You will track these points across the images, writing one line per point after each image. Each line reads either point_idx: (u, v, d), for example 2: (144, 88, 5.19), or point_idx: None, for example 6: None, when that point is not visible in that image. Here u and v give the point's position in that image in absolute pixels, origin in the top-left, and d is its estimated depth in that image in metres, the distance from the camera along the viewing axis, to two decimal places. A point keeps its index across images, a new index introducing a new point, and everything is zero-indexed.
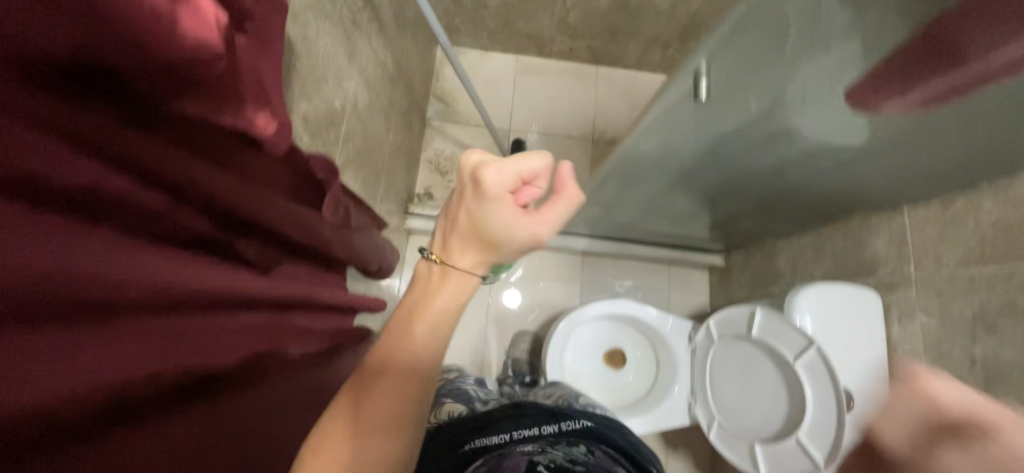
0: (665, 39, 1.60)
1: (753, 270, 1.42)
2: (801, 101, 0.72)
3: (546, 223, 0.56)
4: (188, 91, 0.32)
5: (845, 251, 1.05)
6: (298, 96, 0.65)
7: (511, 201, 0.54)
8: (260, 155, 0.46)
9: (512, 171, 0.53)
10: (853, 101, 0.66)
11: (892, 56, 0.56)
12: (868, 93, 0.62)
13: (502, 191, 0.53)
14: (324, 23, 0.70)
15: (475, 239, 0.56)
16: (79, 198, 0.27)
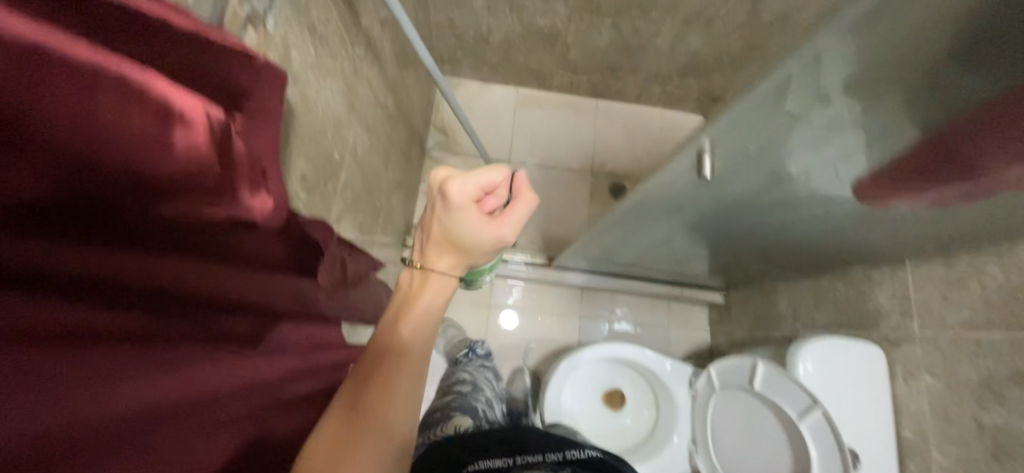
0: (664, 76, 1.61)
1: (753, 310, 1.40)
2: (805, 180, 0.71)
3: (510, 226, 0.59)
4: (190, 191, 0.31)
5: (847, 302, 1.03)
6: (295, 155, 0.63)
7: (476, 208, 0.58)
8: (259, 236, 0.45)
9: (476, 181, 0.57)
10: (857, 173, 0.65)
11: (899, 149, 0.56)
12: (872, 165, 0.62)
13: (466, 199, 0.57)
14: (324, 79, 0.70)
15: (449, 244, 0.59)
16: (89, 329, 0.25)
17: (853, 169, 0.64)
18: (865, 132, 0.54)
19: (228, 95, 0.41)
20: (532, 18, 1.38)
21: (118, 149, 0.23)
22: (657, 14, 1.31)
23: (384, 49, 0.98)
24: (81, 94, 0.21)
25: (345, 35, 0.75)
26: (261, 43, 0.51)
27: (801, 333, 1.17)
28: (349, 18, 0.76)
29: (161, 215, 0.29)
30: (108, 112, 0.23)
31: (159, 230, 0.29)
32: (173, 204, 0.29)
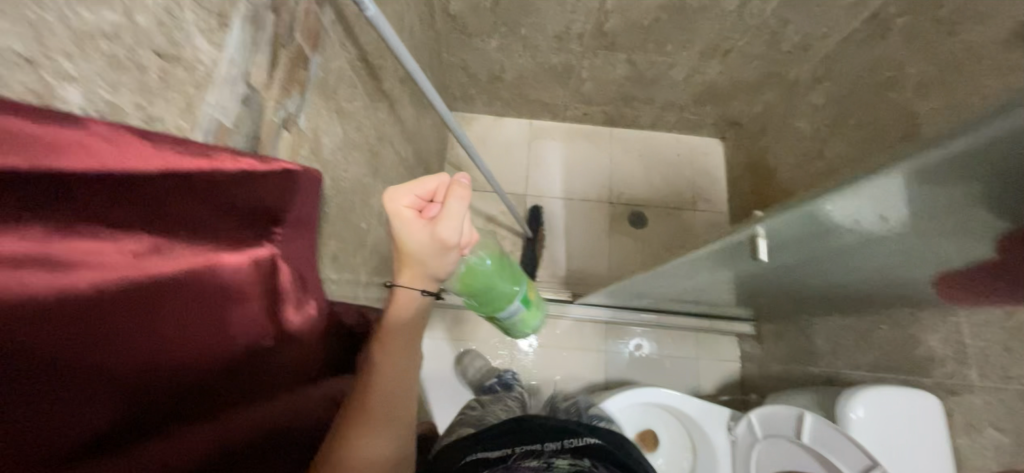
0: (681, 104, 1.57)
1: (787, 343, 1.33)
2: (857, 251, 0.67)
3: (440, 227, 0.49)
4: (208, 329, 0.31)
5: (894, 343, 0.98)
6: (326, 238, 0.62)
7: (414, 218, 0.50)
8: (304, 342, 0.45)
9: (405, 189, 0.50)
10: (912, 248, 0.61)
11: (966, 231, 0.52)
12: (930, 243, 0.58)
13: (402, 210, 0.49)
14: (351, 154, 0.68)
15: (399, 260, 0.53)
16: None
17: (910, 246, 0.60)
18: (928, 219, 0.51)
19: (267, 224, 0.40)
20: (546, 57, 1.37)
21: (114, 354, 0.25)
22: (673, 46, 1.29)
23: (404, 106, 0.97)
24: (62, 318, 0.23)
25: (369, 105, 0.74)
26: (294, 143, 0.50)
27: (844, 373, 1.11)
28: (373, 87, 0.75)
29: (184, 371, 0.30)
30: (101, 325, 0.24)
31: (193, 379, 0.30)
32: (200, 367, 0.31)
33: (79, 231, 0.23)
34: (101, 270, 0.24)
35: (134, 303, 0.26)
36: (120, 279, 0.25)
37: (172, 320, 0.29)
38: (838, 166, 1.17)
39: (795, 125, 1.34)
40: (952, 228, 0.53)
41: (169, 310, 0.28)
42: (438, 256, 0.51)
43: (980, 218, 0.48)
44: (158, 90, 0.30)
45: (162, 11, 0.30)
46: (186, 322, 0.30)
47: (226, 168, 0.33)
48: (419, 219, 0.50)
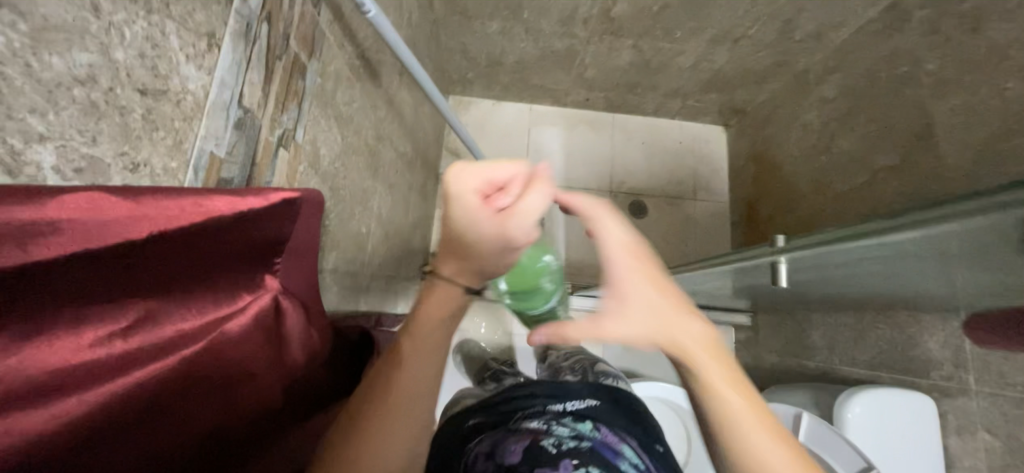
0: (686, 91, 1.52)
1: (786, 334, 1.27)
2: (871, 269, 0.65)
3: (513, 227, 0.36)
4: (211, 391, 0.29)
5: (891, 343, 0.96)
6: (326, 251, 0.59)
7: (483, 199, 0.35)
8: (307, 373, 0.43)
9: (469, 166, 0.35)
10: (928, 270, 0.59)
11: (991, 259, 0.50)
12: (949, 267, 0.56)
13: (461, 194, 0.34)
14: (350, 159, 0.65)
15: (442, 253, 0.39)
16: None
17: (927, 268, 0.58)
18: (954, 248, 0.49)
19: (263, 260, 0.37)
20: (549, 41, 1.31)
21: (141, 445, 0.24)
22: (682, 33, 1.23)
23: (402, 99, 0.92)
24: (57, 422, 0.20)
25: (367, 105, 0.70)
26: (292, 160, 0.46)
27: (839, 369, 1.08)
28: (371, 84, 0.71)
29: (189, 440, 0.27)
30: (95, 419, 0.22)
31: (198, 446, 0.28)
32: (207, 430, 0.29)
33: (79, 324, 0.21)
34: (106, 366, 0.22)
35: (153, 390, 0.25)
36: (130, 369, 0.23)
37: (189, 394, 0.27)
38: (845, 162, 1.14)
39: (804, 118, 1.30)
40: (976, 256, 0.51)
41: (170, 384, 0.26)
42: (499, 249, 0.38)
43: (1009, 251, 0.46)
44: (144, 131, 0.27)
45: (143, 41, 0.26)
46: (188, 391, 0.27)
47: (226, 209, 0.29)
48: (489, 202, 0.35)
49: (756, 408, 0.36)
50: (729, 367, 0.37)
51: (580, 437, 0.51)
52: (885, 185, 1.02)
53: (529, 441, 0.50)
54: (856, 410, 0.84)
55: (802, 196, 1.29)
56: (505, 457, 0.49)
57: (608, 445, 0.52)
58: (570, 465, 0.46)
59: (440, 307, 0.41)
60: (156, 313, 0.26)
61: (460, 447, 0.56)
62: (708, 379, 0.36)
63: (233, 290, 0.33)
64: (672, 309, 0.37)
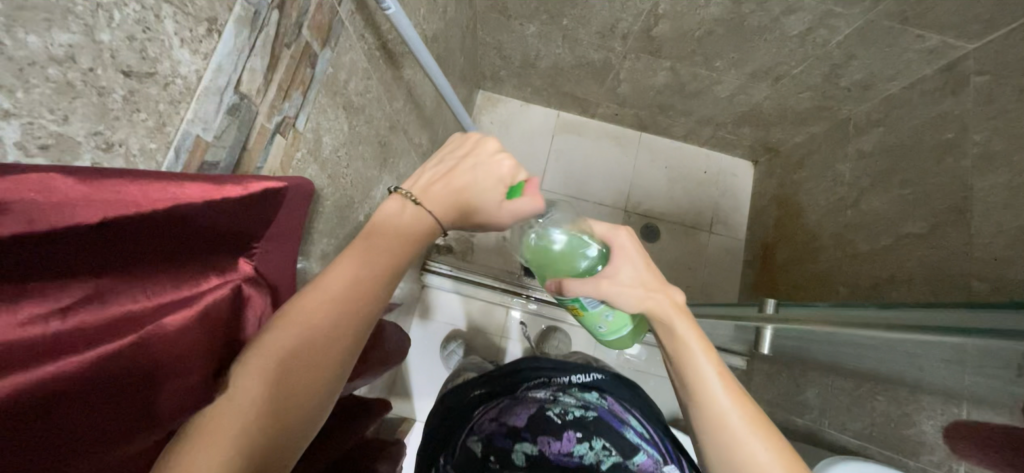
0: (718, 121, 1.47)
1: (776, 387, 1.18)
2: (868, 344, 0.62)
3: (507, 214, 0.42)
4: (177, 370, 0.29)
5: (883, 416, 0.88)
6: (316, 236, 0.59)
7: (524, 170, 0.43)
8: None
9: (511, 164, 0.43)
10: (928, 356, 0.56)
11: (993, 359, 0.47)
12: (953, 358, 0.52)
13: (501, 170, 0.42)
14: (357, 149, 0.65)
15: (452, 194, 0.41)
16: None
17: (928, 355, 0.55)
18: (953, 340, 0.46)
19: (238, 246, 0.37)
20: (585, 51, 1.28)
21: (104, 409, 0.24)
22: (722, 63, 1.19)
23: (424, 91, 0.92)
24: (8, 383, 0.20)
25: (383, 96, 0.70)
26: (290, 147, 0.46)
27: (825, 432, 1.01)
28: (391, 75, 0.70)
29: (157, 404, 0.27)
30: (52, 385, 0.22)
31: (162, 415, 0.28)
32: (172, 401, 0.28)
33: (19, 298, 0.21)
34: (44, 344, 0.22)
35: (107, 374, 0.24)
36: (70, 350, 0.23)
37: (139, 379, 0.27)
38: (872, 221, 1.09)
39: (836, 168, 1.25)
40: (979, 353, 0.47)
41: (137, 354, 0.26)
42: (481, 202, 0.42)
43: (1012, 356, 0.44)
44: (123, 113, 0.27)
45: (134, 24, 0.26)
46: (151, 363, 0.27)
47: (194, 198, 0.29)
48: (520, 175, 0.43)
49: (717, 367, 0.45)
50: (700, 334, 0.46)
51: (587, 408, 0.60)
52: (906, 254, 0.97)
53: (537, 409, 0.60)
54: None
55: (820, 249, 1.24)
56: (512, 419, 0.59)
57: (614, 417, 0.60)
58: (574, 438, 0.56)
59: (405, 233, 0.39)
60: (105, 295, 0.26)
61: (475, 413, 0.63)
62: (682, 339, 0.45)
63: (199, 275, 0.33)
64: (658, 287, 0.47)
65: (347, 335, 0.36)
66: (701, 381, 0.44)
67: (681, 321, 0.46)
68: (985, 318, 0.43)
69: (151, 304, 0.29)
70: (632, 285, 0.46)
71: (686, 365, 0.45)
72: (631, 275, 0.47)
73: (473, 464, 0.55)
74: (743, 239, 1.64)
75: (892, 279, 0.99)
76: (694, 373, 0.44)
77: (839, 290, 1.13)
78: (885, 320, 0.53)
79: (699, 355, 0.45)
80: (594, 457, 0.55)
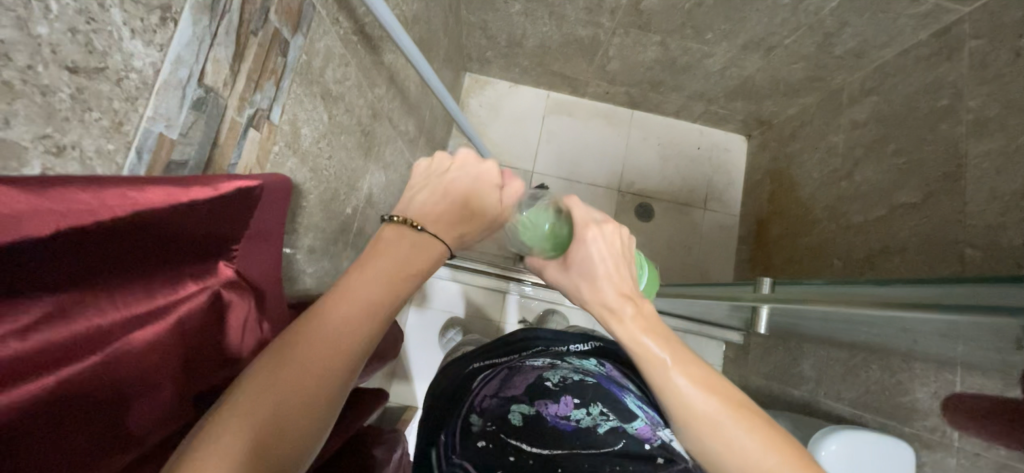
0: (710, 96, 1.45)
1: (772, 360, 1.19)
2: (862, 320, 0.62)
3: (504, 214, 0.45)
4: (149, 381, 0.29)
5: (877, 386, 0.88)
6: (302, 231, 0.58)
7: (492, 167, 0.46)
8: None
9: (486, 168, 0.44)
10: (924, 329, 0.55)
11: (997, 333, 0.46)
12: (950, 332, 0.52)
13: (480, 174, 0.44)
14: (339, 140, 0.63)
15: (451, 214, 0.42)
16: None
17: (922, 328, 0.55)
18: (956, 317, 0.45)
19: (214, 249, 0.35)
20: (573, 28, 1.25)
21: (81, 412, 0.24)
22: (713, 35, 1.16)
23: (407, 77, 0.89)
24: None
25: (363, 83, 0.67)
26: (265, 141, 0.44)
27: (821, 401, 1.01)
28: (370, 60, 0.68)
29: (130, 407, 0.27)
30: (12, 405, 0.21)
31: (134, 420, 0.28)
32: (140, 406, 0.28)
33: None
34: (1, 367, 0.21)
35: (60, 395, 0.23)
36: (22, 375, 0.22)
37: (107, 397, 0.26)
38: (865, 192, 1.08)
39: (829, 139, 1.24)
40: (983, 328, 0.47)
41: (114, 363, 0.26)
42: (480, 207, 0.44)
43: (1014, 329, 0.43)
44: (72, 113, 0.25)
45: (75, 14, 0.24)
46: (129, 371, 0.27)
47: (155, 204, 0.27)
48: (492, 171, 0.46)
49: (681, 361, 0.43)
50: (659, 330, 0.45)
51: (585, 374, 0.59)
52: (900, 223, 0.97)
53: (536, 377, 0.59)
54: (832, 448, 0.79)
55: (814, 222, 1.24)
56: (511, 390, 0.58)
57: (612, 383, 0.59)
58: (571, 403, 0.54)
59: (407, 267, 0.37)
60: (69, 311, 0.24)
61: (475, 387, 0.63)
62: (638, 340, 0.44)
63: (175, 283, 0.32)
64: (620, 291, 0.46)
65: (346, 364, 0.33)
66: (657, 372, 0.43)
67: (636, 315, 0.45)
68: (961, 292, 0.44)
69: (121, 317, 0.27)
70: (585, 279, 0.48)
71: (642, 360, 0.44)
72: (585, 269, 0.47)
73: (470, 434, 0.53)
74: (737, 215, 1.64)
75: (885, 250, 0.99)
76: (646, 366, 0.44)
77: (834, 263, 1.13)
78: (882, 297, 0.52)
79: (656, 346, 0.44)
80: (591, 421, 0.53)
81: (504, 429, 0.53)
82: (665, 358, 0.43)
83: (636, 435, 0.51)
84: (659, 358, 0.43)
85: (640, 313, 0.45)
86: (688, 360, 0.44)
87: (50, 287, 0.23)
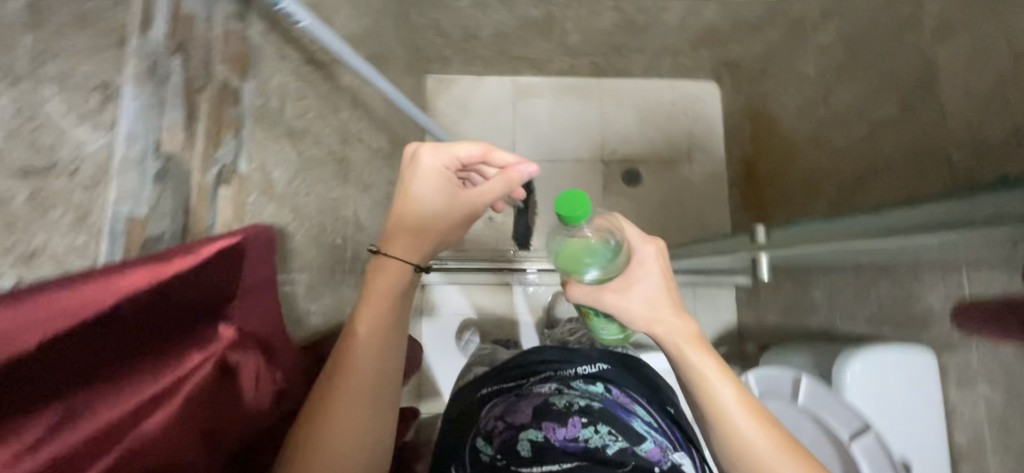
0: (675, 49, 1.44)
1: (784, 295, 1.19)
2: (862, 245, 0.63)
3: (474, 205, 0.57)
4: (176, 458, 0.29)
5: (890, 302, 0.89)
6: (295, 271, 0.58)
7: (457, 151, 0.57)
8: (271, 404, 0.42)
9: (447, 156, 0.57)
10: (924, 243, 0.56)
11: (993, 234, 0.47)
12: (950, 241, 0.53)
13: (438, 168, 0.57)
14: (314, 172, 0.62)
15: (417, 230, 0.57)
16: None
17: (920, 241, 0.56)
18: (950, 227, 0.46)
19: (213, 314, 0.35)
20: (525, 9, 1.23)
21: None
22: None
23: (370, 94, 0.87)
24: None
25: (326, 111, 0.66)
26: (241, 195, 0.43)
27: (838, 326, 1.01)
28: (328, 87, 0.66)
29: None
30: None
31: None
32: None
33: None
34: None
35: None
36: None
37: None
38: (843, 115, 1.08)
39: (798, 69, 1.23)
40: (977, 232, 0.47)
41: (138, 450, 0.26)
42: (437, 203, 0.57)
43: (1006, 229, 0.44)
44: (34, 216, 0.25)
45: (14, 116, 0.24)
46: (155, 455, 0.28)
47: (138, 286, 0.27)
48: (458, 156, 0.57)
49: (735, 391, 0.52)
50: (717, 361, 0.53)
51: (592, 399, 0.60)
52: (884, 140, 0.97)
53: (542, 402, 0.60)
54: (856, 370, 0.82)
55: (801, 154, 1.24)
56: (517, 418, 0.58)
57: (618, 407, 0.61)
58: (578, 423, 0.55)
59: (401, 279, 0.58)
60: (81, 410, 0.25)
61: (483, 414, 0.63)
62: (697, 366, 0.52)
63: (179, 354, 0.32)
64: (674, 313, 0.53)
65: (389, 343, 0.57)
66: (716, 401, 0.51)
67: (699, 347, 0.53)
68: (953, 206, 0.45)
69: (133, 402, 0.27)
70: (646, 302, 0.53)
71: (699, 384, 0.52)
72: (642, 296, 0.53)
73: (481, 464, 0.53)
74: (723, 160, 1.63)
75: (873, 168, 0.99)
76: (701, 390, 0.52)
77: (825, 190, 1.14)
78: (876, 225, 0.53)
79: (716, 377, 0.52)
80: (600, 441, 0.53)
81: (512, 460, 0.52)
82: (724, 392, 0.51)
83: (645, 456, 0.53)
84: (716, 387, 0.52)
85: (701, 346, 0.53)
86: (737, 388, 0.52)
87: (58, 392, 0.23)
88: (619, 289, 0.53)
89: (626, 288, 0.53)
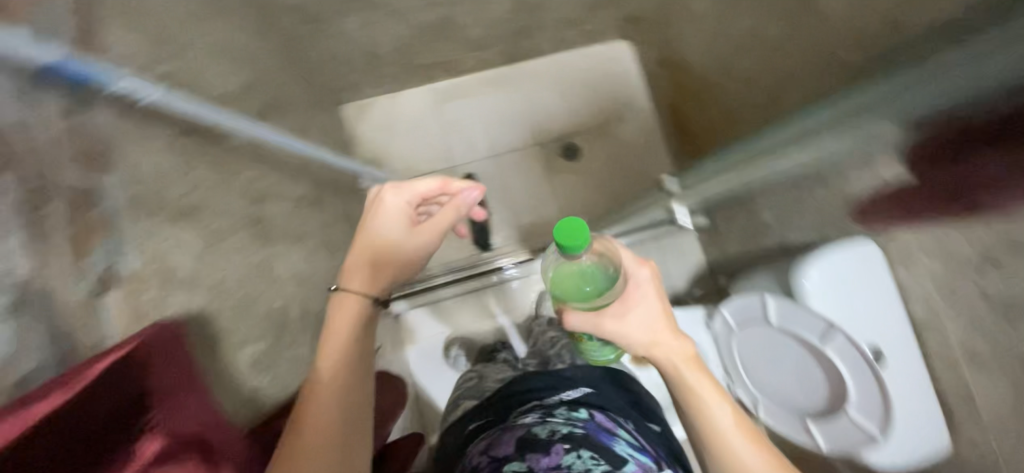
0: (574, 17, 1.46)
1: (740, 226, 1.22)
2: None
3: (430, 235, 0.69)
4: None
5: (825, 206, 0.91)
6: (209, 352, 0.54)
7: (418, 191, 0.70)
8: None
9: (409, 195, 0.69)
10: None
11: None
12: None
13: (400, 206, 0.69)
14: (220, 242, 0.59)
15: (378, 265, 0.67)
16: None
17: None
18: None
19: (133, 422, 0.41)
20: None
21: None
22: None
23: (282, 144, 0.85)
24: None
25: (224, 174, 0.63)
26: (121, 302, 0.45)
27: (791, 243, 1.04)
28: (220, 150, 0.63)
29: None
30: None
31: None
32: None
33: None
34: None
35: None
36: None
37: None
38: (743, 42, 1.11)
39: (691, 8, 1.27)
40: None
41: None
42: (398, 238, 0.68)
43: None
44: None
45: None
46: None
47: (51, 403, 0.36)
48: (418, 195, 0.70)
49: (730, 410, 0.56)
50: (713, 382, 0.57)
51: (575, 425, 0.60)
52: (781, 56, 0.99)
53: (525, 433, 0.59)
54: (814, 275, 0.84)
55: (718, 88, 1.27)
56: (500, 450, 0.58)
57: (602, 431, 0.61)
58: (562, 449, 0.54)
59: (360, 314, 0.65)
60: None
61: (468, 451, 0.64)
62: (692, 385, 0.56)
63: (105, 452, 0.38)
64: (671, 335, 0.57)
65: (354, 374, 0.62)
66: (708, 418, 0.56)
67: (694, 367, 0.57)
68: None
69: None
70: (643, 326, 0.56)
71: (693, 400, 0.56)
72: (637, 320, 0.57)
73: None
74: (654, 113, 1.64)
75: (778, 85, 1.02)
76: (694, 406, 0.56)
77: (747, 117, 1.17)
78: None
79: (711, 395, 0.56)
80: (583, 465, 0.53)
81: None
82: (719, 410, 0.56)
83: None
84: (709, 404, 0.56)
85: (698, 365, 0.57)
86: (730, 409, 0.56)
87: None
88: (614, 313, 0.56)
89: (626, 313, 0.57)
